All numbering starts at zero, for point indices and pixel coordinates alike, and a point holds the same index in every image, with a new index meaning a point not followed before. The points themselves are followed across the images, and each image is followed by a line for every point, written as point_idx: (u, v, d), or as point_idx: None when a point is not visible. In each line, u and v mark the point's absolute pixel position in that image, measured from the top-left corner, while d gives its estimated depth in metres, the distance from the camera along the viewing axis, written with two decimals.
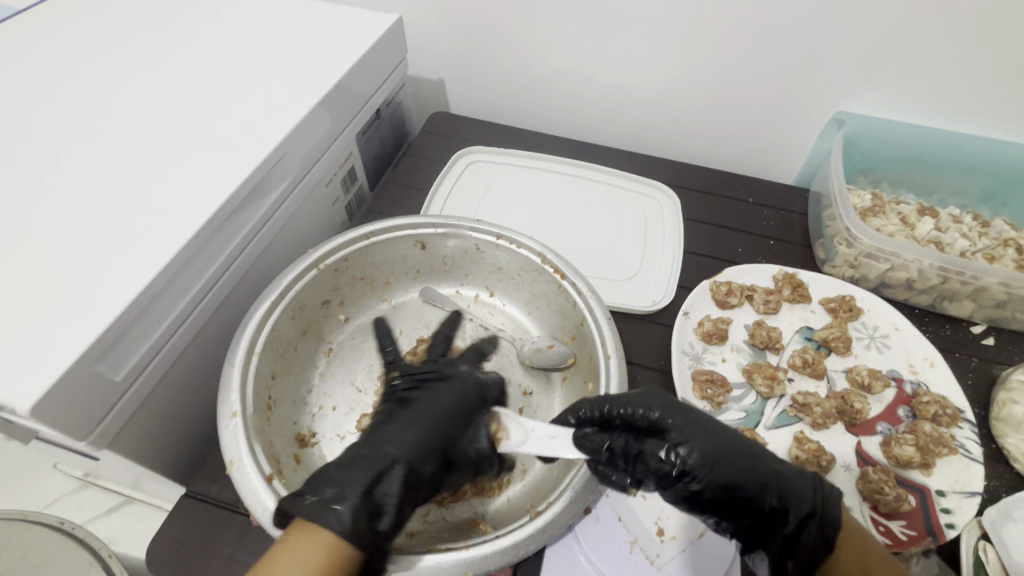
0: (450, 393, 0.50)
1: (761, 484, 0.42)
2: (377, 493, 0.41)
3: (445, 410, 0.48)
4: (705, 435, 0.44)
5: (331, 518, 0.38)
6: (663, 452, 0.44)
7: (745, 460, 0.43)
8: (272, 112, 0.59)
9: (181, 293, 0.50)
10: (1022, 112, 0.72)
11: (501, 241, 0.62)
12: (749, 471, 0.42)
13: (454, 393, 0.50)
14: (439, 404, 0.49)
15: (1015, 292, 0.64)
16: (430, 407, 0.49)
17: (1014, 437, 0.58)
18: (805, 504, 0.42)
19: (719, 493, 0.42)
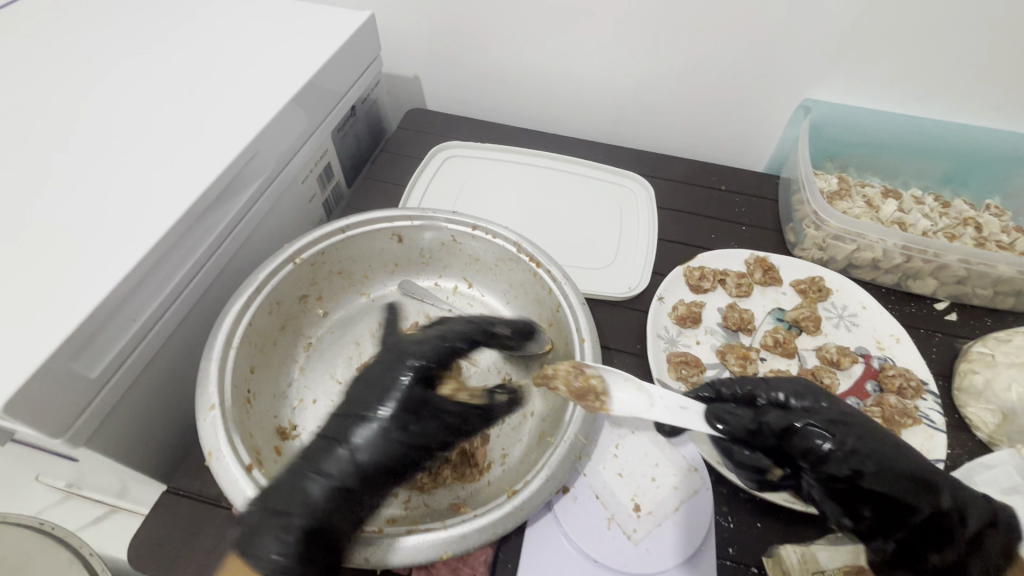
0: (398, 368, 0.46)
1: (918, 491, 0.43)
2: (347, 474, 0.41)
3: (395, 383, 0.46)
4: (856, 427, 0.47)
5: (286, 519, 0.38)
6: (820, 441, 0.46)
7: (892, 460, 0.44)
8: (245, 110, 0.60)
9: (156, 290, 0.50)
10: (977, 96, 0.76)
11: (477, 232, 0.63)
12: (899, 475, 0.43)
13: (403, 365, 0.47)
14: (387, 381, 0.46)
15: (975, 268, 0.67)
16: (381, 386, 0.45)
17: (975, 406, 0.60)
18: (964, 517, 0.42)
19: (867, 490, 0.44)
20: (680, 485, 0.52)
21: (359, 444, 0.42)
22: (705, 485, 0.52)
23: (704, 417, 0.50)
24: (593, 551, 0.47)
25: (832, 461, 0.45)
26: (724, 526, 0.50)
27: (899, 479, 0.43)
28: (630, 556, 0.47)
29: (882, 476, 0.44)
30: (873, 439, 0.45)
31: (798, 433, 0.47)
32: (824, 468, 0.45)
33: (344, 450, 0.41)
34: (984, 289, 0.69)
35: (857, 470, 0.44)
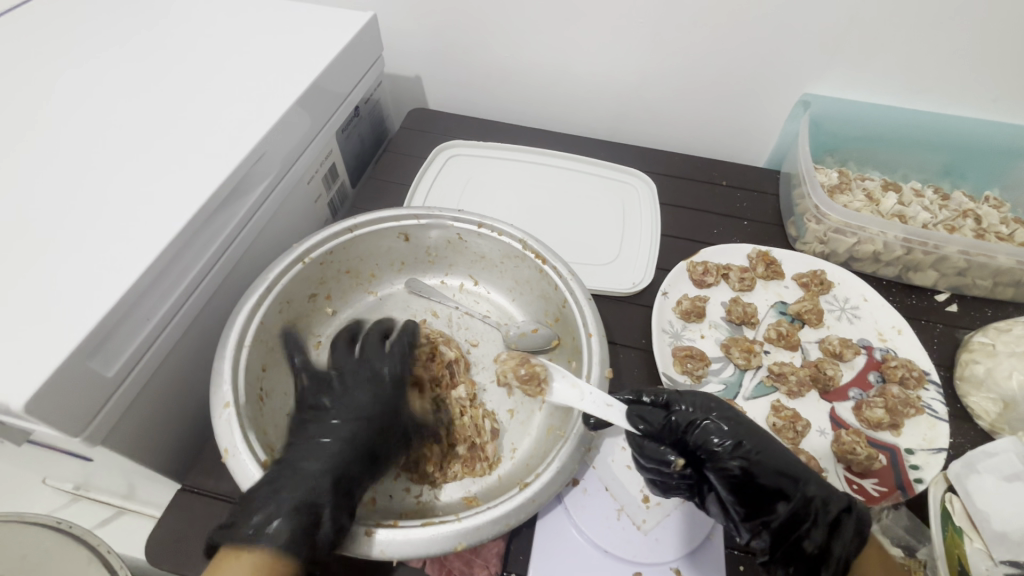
0: (362, 376, 0.51)
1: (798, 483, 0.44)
2: (330, 468, 0.44)
3: (364, 388, 0.49)
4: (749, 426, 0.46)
5: (261, 538, 0.39)
6: (715, 437, 0.46)
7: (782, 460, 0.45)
8: (252, 112, 0.60)
9: (167, 292, 0.51)
10: (975, 89, 0.76)
11: (482, 229, 0.64)
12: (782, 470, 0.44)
13: (368, 372, 0.51)
14: (351, 386, 0.49)
15: (974, 259, 0.68)
16: (347, 393, 0.49)
17: (977, 395, 0.61)
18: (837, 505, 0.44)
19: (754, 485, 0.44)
20: None
21: (328, 438, 0.46)
22: None
23: (626, 415, 0.48)
24: (605, 543, 0.48)
25: (724, 457, 0.45)
26: None
27: (775, 471, 0.44)
28: (640, 545, 0.48)
29: (772, 471, 0.44)
30: (760, 438, 0.46)
31: (692, 426, 0.47)
32: (712, 460, 0.45)
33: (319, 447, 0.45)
34: (985, 280, 0.70)
35: (742, 462, 0.44)
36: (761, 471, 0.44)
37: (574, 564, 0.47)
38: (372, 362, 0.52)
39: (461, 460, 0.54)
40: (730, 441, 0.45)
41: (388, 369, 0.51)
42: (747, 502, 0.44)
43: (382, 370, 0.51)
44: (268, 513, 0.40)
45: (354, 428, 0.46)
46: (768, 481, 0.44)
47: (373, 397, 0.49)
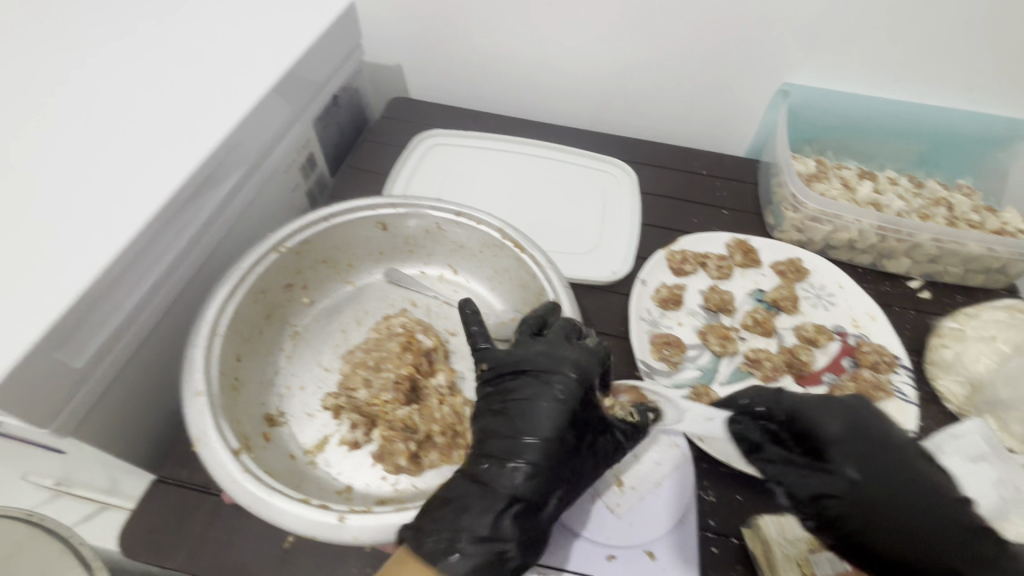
0: (537, 386, 0.46)
1: (925, 533, 0.40)
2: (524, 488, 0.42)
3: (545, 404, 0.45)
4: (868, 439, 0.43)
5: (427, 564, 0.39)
6: (849, 464, 0.42)
7: (897, 495, 0.41)
8: (227, 99, 0.59)
9: (138, 282, 0.50)
10: (949, 79, 0.77)
11: (461, 218, 0.63)
12: (902, 514, 0.41)
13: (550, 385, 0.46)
14: (526, 401, 0.45)
15: (946, 246, 0.69)
16: (523, 410, 0.45)
17: (945, 378, 0.63)
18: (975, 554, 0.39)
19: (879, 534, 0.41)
20: (662, 460, 0.53)
21: (524, 454, 0.43)
22: (686, 459, 0.52)
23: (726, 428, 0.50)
24: (580, 527, 0.49)
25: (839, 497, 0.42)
26: (705, 500, 0.53)
27: (915, 517, 0.40)
28: (614, 529, 0.49)
29: (902, 517, 0.40)
30: (882, 470, 0.42)
31: (833, 445, 0.44)
32: (834, 477, 0.42)
33: (516, 470, 0.42)
34: (955, 267, 0.71)
35: (855, 477, 0.42)
36: (906, 496, 0.41)
37: (549, 548, 0.48)
38: (549, 371, 0.47)
39: (438, 448, 0.53)
40: (858, 458, 0.42)
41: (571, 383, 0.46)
42: (828, 509, 0.42)
43: (572, 389, 0.46)
44: (442, 543, 0.40)
45: (527, 450, 0.43)
46: (916, 528, 0.40)
47: (562, 414, 0.44)
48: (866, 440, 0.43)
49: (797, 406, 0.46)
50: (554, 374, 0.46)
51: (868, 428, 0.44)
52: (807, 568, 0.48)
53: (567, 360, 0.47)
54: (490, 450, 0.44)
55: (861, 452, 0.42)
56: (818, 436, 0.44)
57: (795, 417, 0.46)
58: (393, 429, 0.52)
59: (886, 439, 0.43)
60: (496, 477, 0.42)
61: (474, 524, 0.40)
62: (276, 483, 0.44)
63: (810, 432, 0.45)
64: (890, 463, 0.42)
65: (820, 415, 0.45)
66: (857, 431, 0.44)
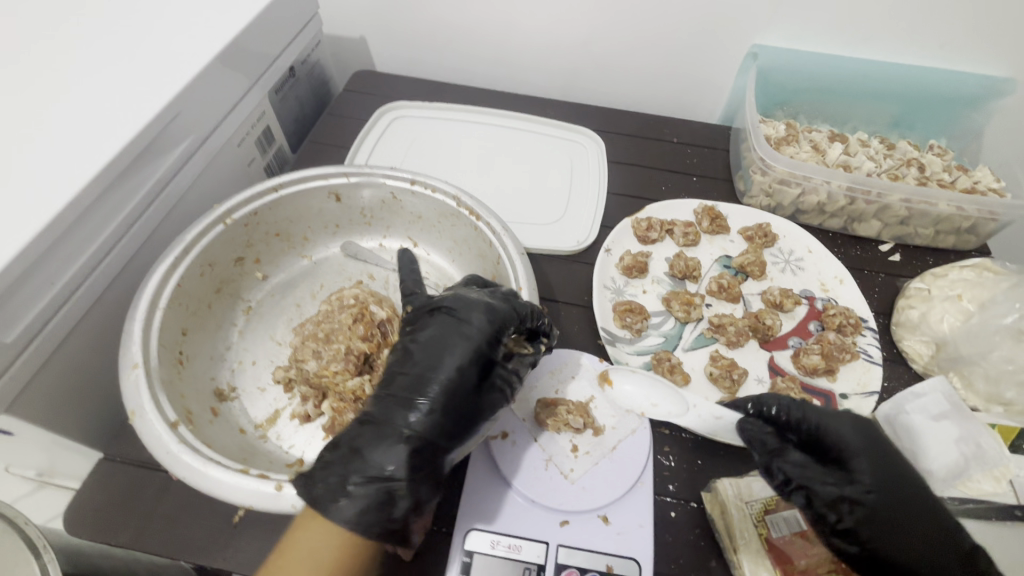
0: (449, 326, 0.45)
1: (925, 541, 0.39)
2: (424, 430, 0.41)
3: (456, 343, 0.44)
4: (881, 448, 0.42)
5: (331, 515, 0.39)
6: (858, 470, 0.41)
7: (901, 501, 0.40)
8: (167, 67, 0.57)
9: (72, 256, 0.48)
10: (922, 36, 0.75)
11: (416, 186, 0.62)
12: (908, 521, 0.40)
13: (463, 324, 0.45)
14: (440, 338, 0.44)
15: (915, 207, 0.68)
16: (435, 349, 0.44)
17: (910, 339, 0.61)
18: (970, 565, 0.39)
19: (890, 541, 0.39)
20: (618, 425, 0.52)
21: (428, 392, 0.42)
22: (642, 424, 0.52)
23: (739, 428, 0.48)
24: (535, 494, 0.48)
25: (853, 500, 0.41)
26: (664, 464, 0.52)
27: (921, 525, 0.40)
28: (568, 494, 0.48)
29: (910, 524, 0.40)
30: (886, 474, 0.41)
31: (856, 456, 0.41)
32: (859, 486, 0.41)
33: (418, 410, 0.42)
34: (925, 228, 0.70)
35: (879, 490, 0.40)
36: (920, 515, 0.40)
37: (503, 514, 0.47)
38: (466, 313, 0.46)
39: None
40: (881, 472, 0.41)
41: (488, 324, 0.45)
42: (847, 516, 0.41)
43: (479, 333, 0.45)
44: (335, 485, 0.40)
45: (430, 392, 0.42)
46: (920, 537, 0.39)
47: (469, 355, 0.44)
48: (884, 453, 0.42)
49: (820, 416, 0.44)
50: (469, 314, 0.45)
51: (888, 445, 0.42)
52: (763, 531, 0.46)
53: (479, 302, 0.46)
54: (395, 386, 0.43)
55: (869, 458, 0.41)
56: (838, 444, 0.43)
57: (820, 428, 0.43)
58: (343, 400, 0.52)
59: (897, 455, 0.42)
60: (397, 417, 0.42)
61: (369, 463, 0.40)
62: (212, 453, 0.43)
63: (829, 439, 0.43)
64: (902, 474, 0.41)
65: (840, 428, 0.43)
66: (874, 443, 0.42)
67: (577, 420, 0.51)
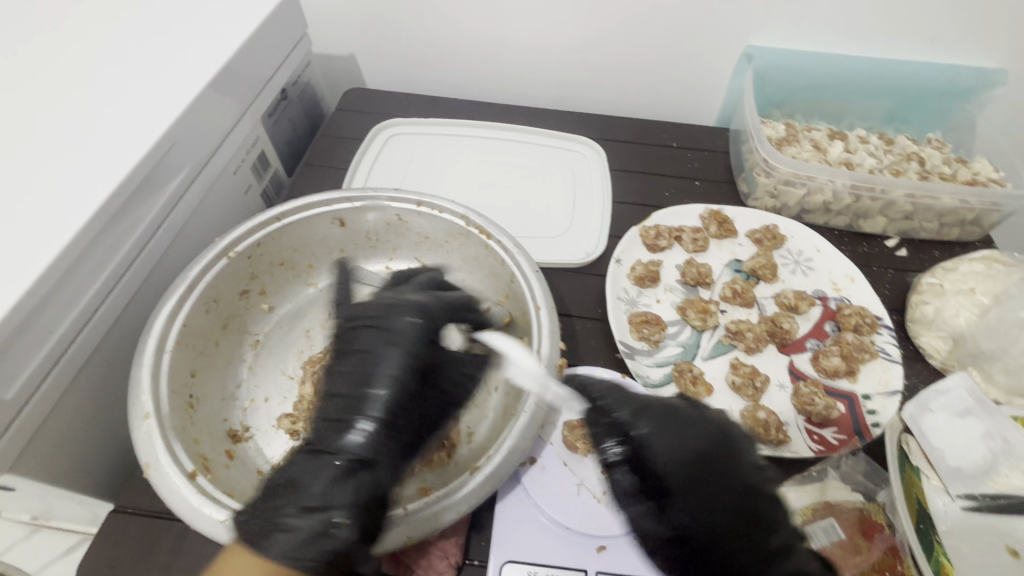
0: (382, 342, 0.46)
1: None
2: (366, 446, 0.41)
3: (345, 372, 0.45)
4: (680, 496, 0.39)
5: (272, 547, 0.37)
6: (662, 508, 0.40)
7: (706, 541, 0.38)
8: (158, 97, 0.55)
9: (72, 300, 0.46)
10: (913, 32, 0.76)
11: (422, 208, 0.60)
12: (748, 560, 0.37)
13: (387, 337, 0.46)
14: (376, 358, 0.45)
15: (920, 202, 0.68)
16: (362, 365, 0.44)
17: (927, 335, 0.61)
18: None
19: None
20: None
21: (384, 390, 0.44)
22: None
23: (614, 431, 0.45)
24: (570, 520, 0.46)
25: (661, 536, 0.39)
26: None
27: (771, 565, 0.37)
28: (603, 518, 0.47)
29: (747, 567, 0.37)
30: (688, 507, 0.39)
31: (673, 493, 0.40)
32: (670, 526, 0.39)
33: (354, 431, 0.42)
34: (931, 222, 0.70)
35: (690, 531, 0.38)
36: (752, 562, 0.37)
37: (538, 546, 0.46)
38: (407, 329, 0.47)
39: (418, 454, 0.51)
40: (694, 513, 0.39)
41: (415, 329, 0.46)
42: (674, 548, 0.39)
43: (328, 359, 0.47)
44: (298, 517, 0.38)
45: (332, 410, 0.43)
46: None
47: (409, 363, 0.45)
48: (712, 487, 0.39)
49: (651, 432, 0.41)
50: (397, 333, 0.46)
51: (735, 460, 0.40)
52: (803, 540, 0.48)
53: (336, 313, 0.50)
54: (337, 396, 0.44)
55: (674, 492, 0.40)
56: (660, 477, 0.40)
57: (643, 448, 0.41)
58: None
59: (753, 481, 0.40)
60: (331, 444, 0.41)
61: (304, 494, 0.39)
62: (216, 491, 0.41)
63: (654, 474, 0.41)
64: (744, 500, 0.38)
65: (666, 452, 0.40)
66: (694, 477, 0.39)
67: None
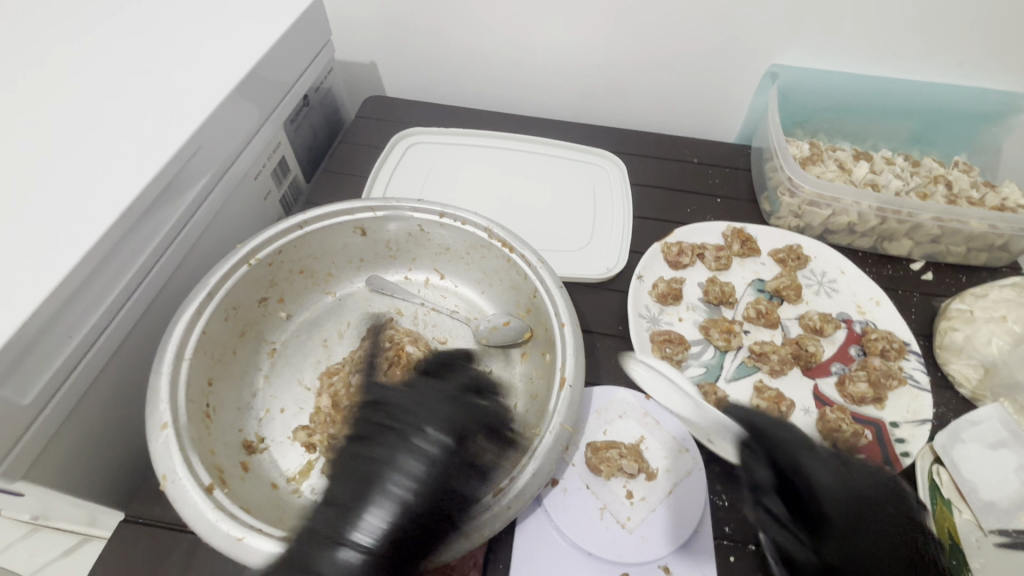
0: (418, 424, 0.45)
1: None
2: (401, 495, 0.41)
3: (399, 434, 0.44)
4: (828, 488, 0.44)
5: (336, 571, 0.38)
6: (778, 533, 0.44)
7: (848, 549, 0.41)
8: (185, 100, 0.55)
9: (91, 306, 0.45)
10: (940, 55, 0.75)
11: (445, 219, 0.60)
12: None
13: (429, 416, 0.46)
14: (420, 429, 0.45)
15: (948, 226, 0.67)
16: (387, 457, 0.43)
17: (957, 362, 0.60)
18: None
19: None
20: (672, 467, 0.50)
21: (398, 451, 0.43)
22: (697, 466, 0.50)
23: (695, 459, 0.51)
24: (594, 546, 0.45)
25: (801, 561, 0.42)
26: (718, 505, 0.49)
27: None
28: (626, 545, 0.45)
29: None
30: (836, 530, 0.42)
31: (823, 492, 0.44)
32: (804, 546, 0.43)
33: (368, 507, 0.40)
34: (958, 246, 0.69)
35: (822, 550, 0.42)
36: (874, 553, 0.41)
37: (559, 570, 0.45)
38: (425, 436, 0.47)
39: None
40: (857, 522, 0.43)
41: (450, 420, 0.46)
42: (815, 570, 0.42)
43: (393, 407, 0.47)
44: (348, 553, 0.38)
45: (382, 460, 0.43)
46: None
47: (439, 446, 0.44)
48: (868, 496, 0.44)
49: (788, 447, 0.46)
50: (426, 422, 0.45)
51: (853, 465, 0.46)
52: None
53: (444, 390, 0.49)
54: (372, 452, 0.44)
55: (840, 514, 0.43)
56: (816, 499, 0.44)
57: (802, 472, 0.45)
58: None
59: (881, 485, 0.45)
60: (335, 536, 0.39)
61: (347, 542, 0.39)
62: (252, 518, 0.40)
63: (807, 491, 0.44)
64: (888, 519, 0.43)
65: (813, 465, 0.45)
66: (863, 506, 0.43)
67: (631, 465, 0.49)
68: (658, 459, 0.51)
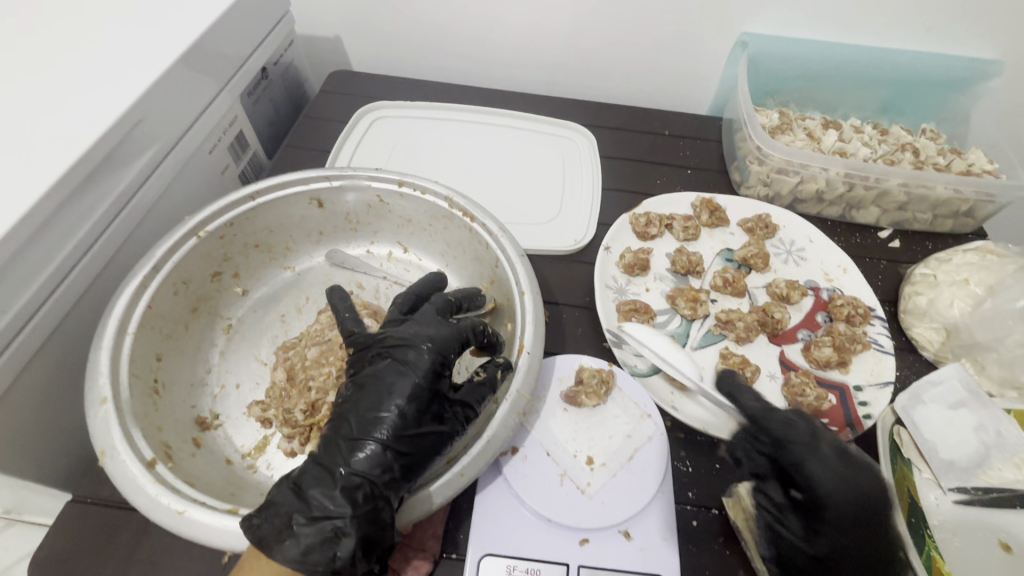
0: (392, 367, 0.43)
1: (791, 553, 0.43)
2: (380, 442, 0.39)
3: (387, 375, 0.42)
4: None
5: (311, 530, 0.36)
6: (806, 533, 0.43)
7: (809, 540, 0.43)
8: (126, 66, 0.52)
9: (24, 281, 0.43)
10: (907, 22, 0.75)
11: (404, 188, 0.58)
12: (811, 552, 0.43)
13: (428, 351, 0.43)
14: (393, 374, 0.42)
15: (914, 192, 0.67)
16: (372, 403, 0.41)
17: (919, 326, 0.60)
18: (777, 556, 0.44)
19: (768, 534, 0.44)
20: (633, 433, 0.50)
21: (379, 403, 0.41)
22: (658, 431, 0.50)
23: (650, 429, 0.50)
24: (551, 513, 0.45)
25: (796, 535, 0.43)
26: (681, 470, 0.50)
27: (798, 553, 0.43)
28: (585, 511, 0.45)
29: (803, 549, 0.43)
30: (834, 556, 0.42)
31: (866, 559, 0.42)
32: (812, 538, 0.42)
33: (363, 450, 0.39)
34: (924, 213, 0.69)
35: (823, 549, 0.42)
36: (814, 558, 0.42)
37: (522, 535, 0.45)
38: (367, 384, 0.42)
39: None
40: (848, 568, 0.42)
41: (428, 355, 0.43)
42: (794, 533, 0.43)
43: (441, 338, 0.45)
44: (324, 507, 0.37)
45: (355, 405, 0.41)
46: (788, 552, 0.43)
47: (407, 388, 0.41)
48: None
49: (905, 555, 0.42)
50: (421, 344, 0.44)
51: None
52: None
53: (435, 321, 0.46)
54: (367, 387, 0.42)
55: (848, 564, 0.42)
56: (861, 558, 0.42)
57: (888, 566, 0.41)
58: None
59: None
60: (315, 491, 0.38)
61: (312, 501, 0.38)
62: (196, 492, 0.39)
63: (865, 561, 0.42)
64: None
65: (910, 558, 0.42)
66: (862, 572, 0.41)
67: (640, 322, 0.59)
68: (619, 427, 0.50)
